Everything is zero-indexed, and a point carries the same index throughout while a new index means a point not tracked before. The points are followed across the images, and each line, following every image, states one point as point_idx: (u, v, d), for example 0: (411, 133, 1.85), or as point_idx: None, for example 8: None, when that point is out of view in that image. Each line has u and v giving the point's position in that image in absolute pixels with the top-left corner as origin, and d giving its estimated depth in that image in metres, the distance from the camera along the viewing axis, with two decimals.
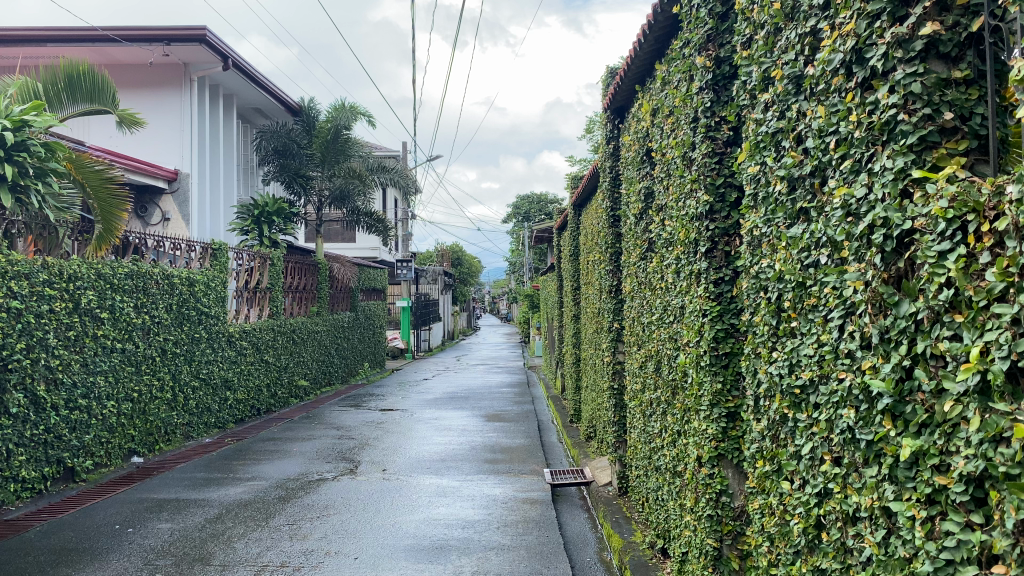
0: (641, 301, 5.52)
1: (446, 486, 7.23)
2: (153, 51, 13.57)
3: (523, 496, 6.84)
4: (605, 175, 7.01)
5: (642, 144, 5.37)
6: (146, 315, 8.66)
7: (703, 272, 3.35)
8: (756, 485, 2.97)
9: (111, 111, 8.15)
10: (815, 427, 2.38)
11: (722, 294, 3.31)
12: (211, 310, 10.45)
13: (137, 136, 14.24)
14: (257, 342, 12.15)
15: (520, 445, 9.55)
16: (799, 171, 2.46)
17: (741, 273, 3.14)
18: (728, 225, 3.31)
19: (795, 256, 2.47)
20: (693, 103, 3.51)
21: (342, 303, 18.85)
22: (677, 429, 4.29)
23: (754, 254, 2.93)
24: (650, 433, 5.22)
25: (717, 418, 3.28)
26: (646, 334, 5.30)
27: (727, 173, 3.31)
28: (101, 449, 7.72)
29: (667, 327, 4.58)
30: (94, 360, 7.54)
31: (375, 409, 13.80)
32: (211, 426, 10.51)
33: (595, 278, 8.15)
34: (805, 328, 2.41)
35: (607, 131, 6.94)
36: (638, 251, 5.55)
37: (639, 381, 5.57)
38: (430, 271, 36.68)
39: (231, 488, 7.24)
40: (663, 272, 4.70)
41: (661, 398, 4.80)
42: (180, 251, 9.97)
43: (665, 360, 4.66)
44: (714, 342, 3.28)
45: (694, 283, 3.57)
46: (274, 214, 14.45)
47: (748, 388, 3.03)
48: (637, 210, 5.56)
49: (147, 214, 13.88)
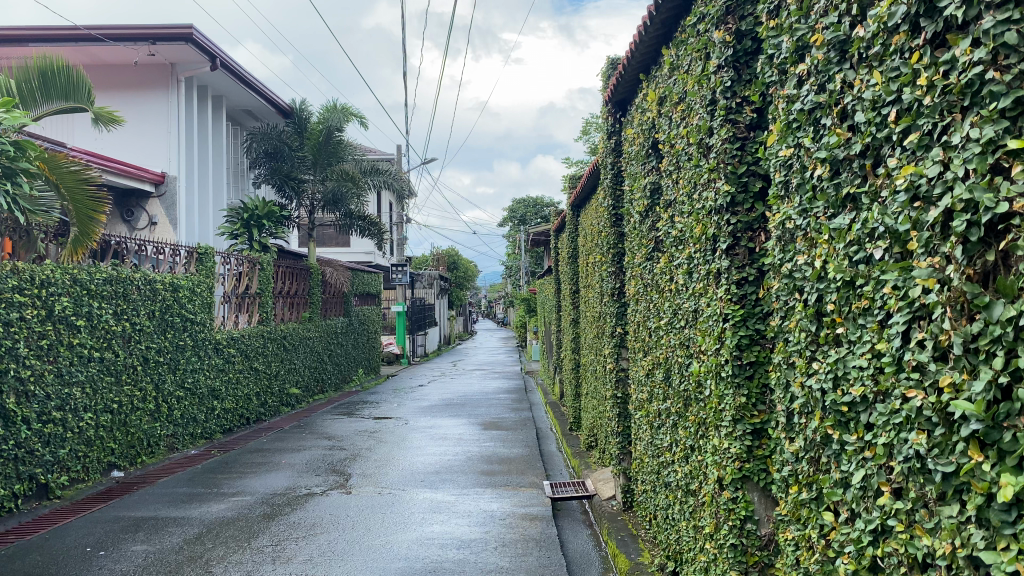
0: (647, 304, 5.15)
1: (441, 501, 6.87)
2: (138, 51, 13.20)
3: (522, 512, 6.47)
4: (606, 172, 6.66)
5: (646, 137, 5.02)
6: (127, 322, 8.28)
7: (723, 272, 2.99)
8: (789, 514, 2.61)
9: (89, 110, 7.74)
10: (868, 451, 2.02)
11: (745, 296, 2.95)
12: (197, 316, 10.06)
13: (122, 138, 13.86)
14: (246, 349, 11.77)
15: (518, 455, 9.19)
16: (846, 151, 2.10)
17: (769, 273, 2.79)
18: (753, 218, 2.95)
19: (842, 251, 2.11)
20: (710, 83, 3.15)
21: (335, 308, 18.47)
22: (690, 444, 3.95)
23: (785, 250, 2.57)
24: (659, 447, 4.86)
25: (741, 436, 2.92)
26: (653, 340, 4.94)
27: (751, 161, 2.95)
28: (77, 463, 7.34)
29: (678, 332, 4.23)
30: (69, 370, 7.17)
31: (369, 417, 13.43)
32: (197, 437, 10.13)
33: (596, 281, 7.79)
34: (855, 335, 2.06)
35: (609, 125, 6.59)
36: (645, 252, 5.19)
37: (646, 392, 5.22)
38: (426, 275, 36.34)
39: (214, 505, 6.85)
40: (674, 273, 4.34)
41: (671, 409, 4.44)
42: (164, 255, 9.59)
43: (676, 369, 4.31)
44: (737, 350, 2.92)
45: (712, 285, 3.21)
46: (264, 217, 14.01)
47: (779, 404, 2.67)
48: (642, 207, 5.19)
49: (132, 218, 13.47)
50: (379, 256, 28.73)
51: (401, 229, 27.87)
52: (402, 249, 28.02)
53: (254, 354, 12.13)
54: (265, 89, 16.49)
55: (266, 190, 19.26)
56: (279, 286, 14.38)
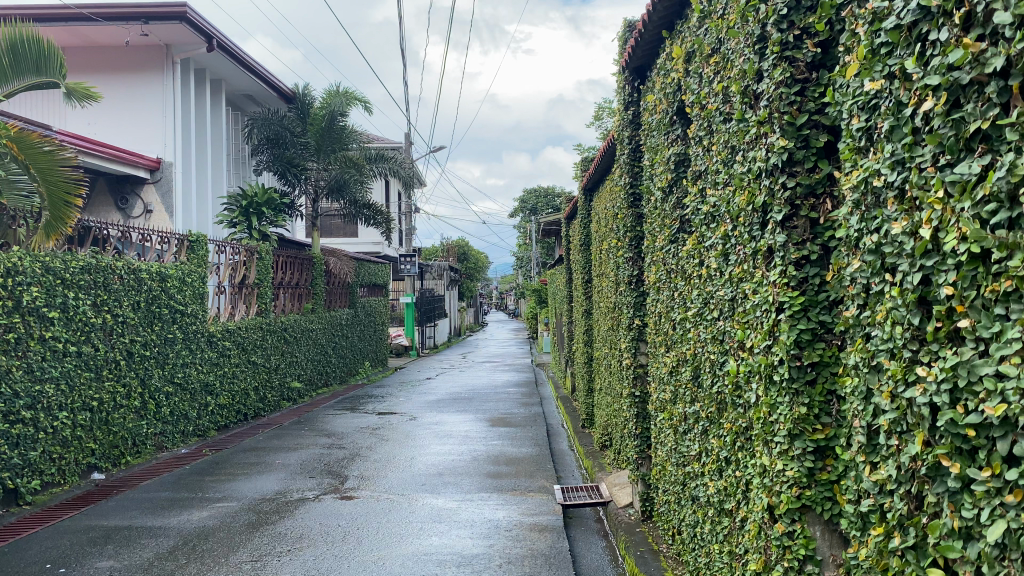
0: (671, 293, 4.55)
1: (443, 508, 6.30)
2: (131, 30, 12.62)
3: (530, 522, 5.88)
4: (623, 147, 6.05)
5: (671, 102, 4.44)
6: (107, 314, 7.74)
7: (778, 250, 2.38)
8: (869, 562, 2.02)
9: (61, 84, 7.15)
10: (1011, 493, 1.43)
11: (806, 281, 2.34)
12: (188, 308, 9.52)
13: (115, 122, 13.32)
14: (242, 341, 11.23)
15: (528, 455, 8.62)
16: (977, 71, 1.49)
17: (842, 248, 2.18)
18: (817, 181, 2.33)
19: (969, 210, 1.52)
20: (759, 15, 2.53)
21: (341, 299, 17.93)
22: (727, 455, 3.36)
23: (867, 219, 1.97)
24: (685, 455, 4.27)
25: (798, 456, 2.33)
26: (678, 334, 4.35)
27: (813, 109, 2.33)
28: (51, 466, 6.81)
29: (710, 326, 3.64)
30: (41, 366, 6.64)
31: (372, 412, 12.89)
32: (189, 435, 9.62)
33: (611, 268, 7.19)
34: (989, 326, 1.47)
35: (626, 94, 5.96)
36: (667, 235, 4.60)
37: (669, 392, 4.63)
38: (436, 266, 35.85)
39: (196, 512, 6.31)
40: (704, 256, 3.75)
41: (701, 414, 3.85)
42: (150, 242, 9.04)
43: (707, 367, 3.72)
44: (794, 347, 2.32)
45: (760, 267, 2.61)
46: (263, 205, 13.43)
47: (857, 417, 2.07)
48: (665, 183, 4.59)
49: (127, 205, 13.02)
50: (388, 247, 28.21)
51: (409, 219, 27.29)
52: (410, 240, 27.45)
53: (252, 347, 11.58)
54: (266, 73, 15.93)
55: (269, 177, 18.72)
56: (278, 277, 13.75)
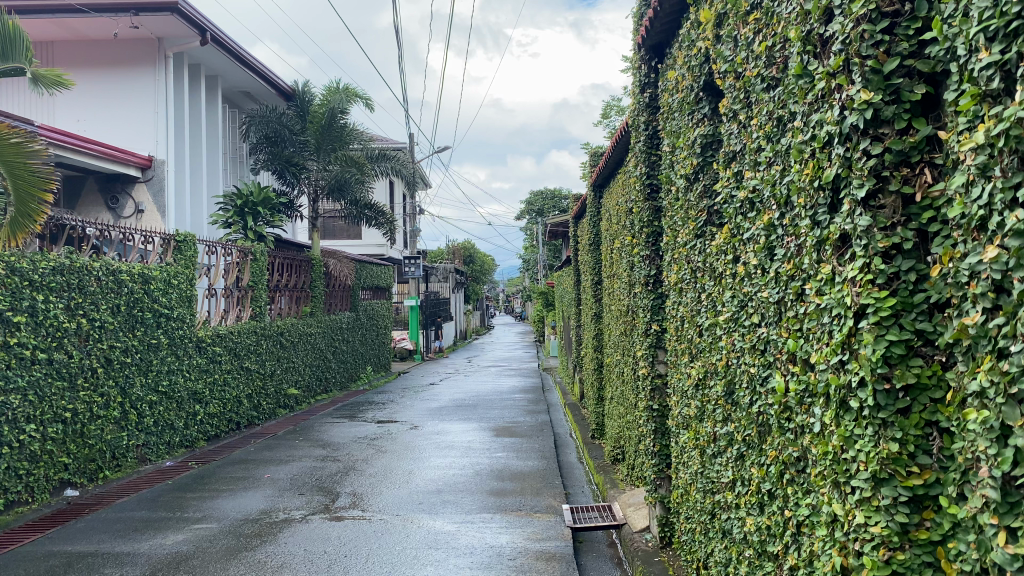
0: (697, 295, 4.00)
1: (441, 531, 5.76)
2: (120, 22, 12.10)
3: (536, 549, 5.32)
4: (638, 133, 5.49)
5: (697, 75, 3.90)
6: (82, 318, 7.21)
7: (860, 237, 1.83)
8: None
9: (28, 71, 6.57)
10: None
11: (897, 277, 1.77)
12: (174, 311, 8.99)
13: (106, 119, 12.85)
14: (235, 346, 10.71)
15: (534, 469, 8.08)
16: None
17: (956, 229, 1.63)
18: (916, 145, 1.76)
19: None
20: None
21: (342, 302, 17.38)
22: (774, 488, 2.81)
23: (1006, 188, 1.43)
24: (714, 482, 3.72)
25: (884, 507, 1.79)
26: (705, 342, 3.80)
27: (907, 51, 1.76)
28: (17, 484, 6.30)
29: (748, 333, 3.09)
30: (7, 376, 6.12)
31: (372, 420, 12.36)
32: (176, 446, 9.10)
33: (623, 269, 6.64)
34: None
35: (641, 76, 5.43)
36: (691, 229, 4.04)
37: (693, 408, 4.07)
38: (441, 269, 35.34)
39: (171, 535, 5.77)
40: (741, 250, 3.21)
41: (736, 437, 3.30)
42: (132, 241, 8.50)
43: (745, 384, 3.16)
44: (882, 365, 1.77)
45: (827, 261, 2.05)
46: (259, 204, 12.89)
47: (985, 459, 1.52)
48: (688, 170, 4.05)
49: (118, 205, 12.52)
50: (392, 248, 27.73)
51: (413, 220, 26.77)
52: (415, 242, 26.90)
53: (245, 352, 11.05)
54: (263, 69, 15.40)
55: (267, 176, 18.20)
56: (274, 280, 13.20)
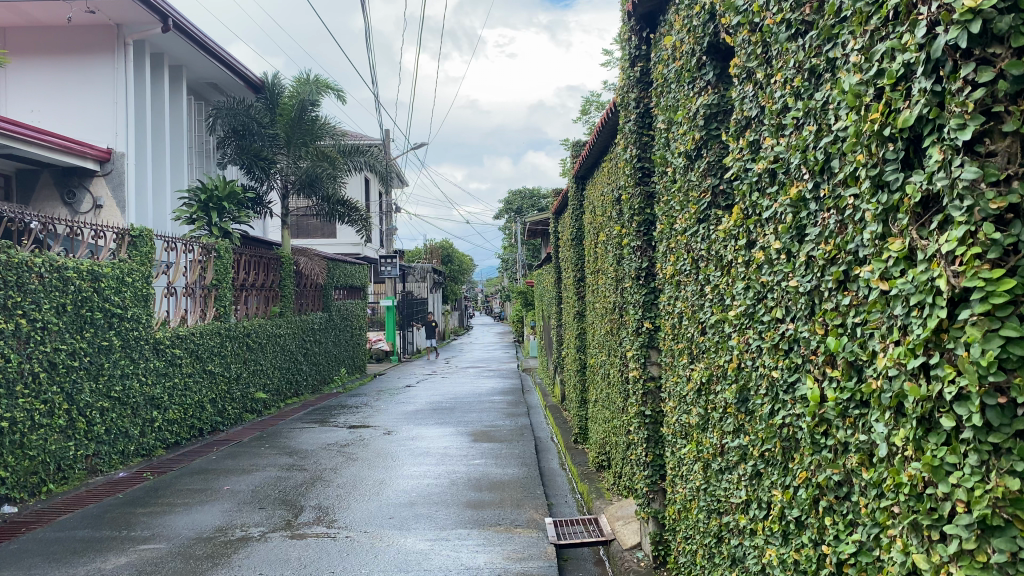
0: (699, 287, 3.52)
1: (413, 550, 5.24)
2: (75, 7, 11.44)
3: (517, 571, 4.80)
4: (628, 112, 4.99)
5: (700, 37, 3.43)
6: (20, 319, 6.60)
7: (961, 195, 1.35)
8: None
9: None
10: None
11: (1016, 250, 1.29)
12: (127, 311, 8.39)
13: (62, 109, 12.20)
14: (196, 348, 10.11)
15: (514, 477, 7.58)
16: None
17: None
18: None
19: None
20: None
21: (314, 302, 16.77)
22: (807, 518, 2.32)
23: None
24: (721, 500, 3.24)
25: (998, 565, 1.31)
26: (710, 342, 3.31)
27: None
28: None
29: (767, 330, 2.61)
30: None
31: (343, 425, 11.78)
32: (130, 455, 8.49)
33: (610, 263, 6.15)
34: None
35: (631, 48, 4.96)
36: (692, 214, 3.56)
37: (695, 416, 3.59)
38: (419, 269, 34.75)
39: (112, 558, 5.20)
40: (758, 232, 2.73)
41: (752, 451, 2.83)
42: (79, 235, 7.88)
43: (763, 389, 2.67)
44: (995, 371, 1.30)
45: (899, 235, 1.57)
46: (224, 199, 12.26)
47: None
48: (689, 146, 3.56)
49: (75, 199, 11.81)
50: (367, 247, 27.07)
51: (390, 219, 26.18)
52: (391, 241, 26.27)
53: (207, 354, 10.45)
54: (230, 60, 14.78)
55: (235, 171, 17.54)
56: (240, 278, 12.56)
